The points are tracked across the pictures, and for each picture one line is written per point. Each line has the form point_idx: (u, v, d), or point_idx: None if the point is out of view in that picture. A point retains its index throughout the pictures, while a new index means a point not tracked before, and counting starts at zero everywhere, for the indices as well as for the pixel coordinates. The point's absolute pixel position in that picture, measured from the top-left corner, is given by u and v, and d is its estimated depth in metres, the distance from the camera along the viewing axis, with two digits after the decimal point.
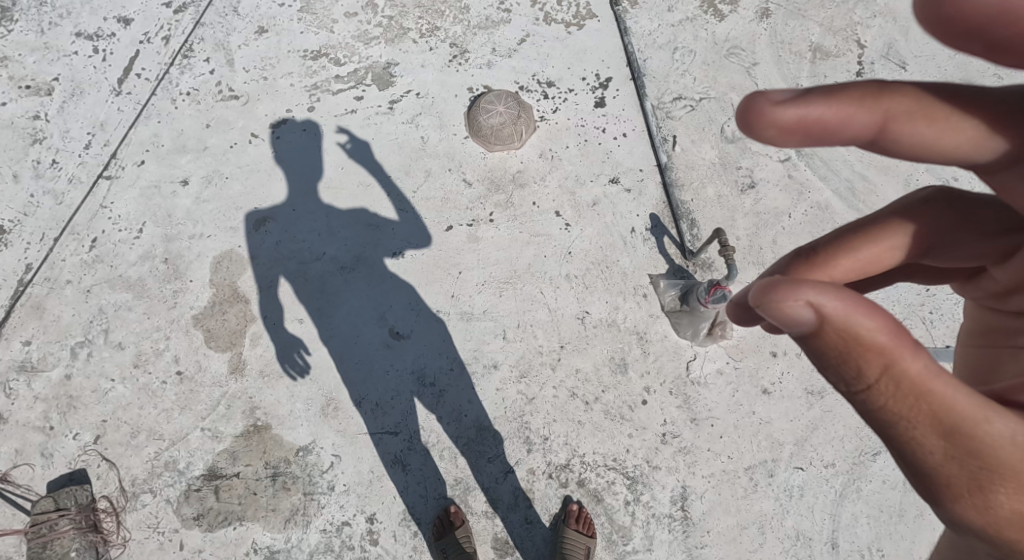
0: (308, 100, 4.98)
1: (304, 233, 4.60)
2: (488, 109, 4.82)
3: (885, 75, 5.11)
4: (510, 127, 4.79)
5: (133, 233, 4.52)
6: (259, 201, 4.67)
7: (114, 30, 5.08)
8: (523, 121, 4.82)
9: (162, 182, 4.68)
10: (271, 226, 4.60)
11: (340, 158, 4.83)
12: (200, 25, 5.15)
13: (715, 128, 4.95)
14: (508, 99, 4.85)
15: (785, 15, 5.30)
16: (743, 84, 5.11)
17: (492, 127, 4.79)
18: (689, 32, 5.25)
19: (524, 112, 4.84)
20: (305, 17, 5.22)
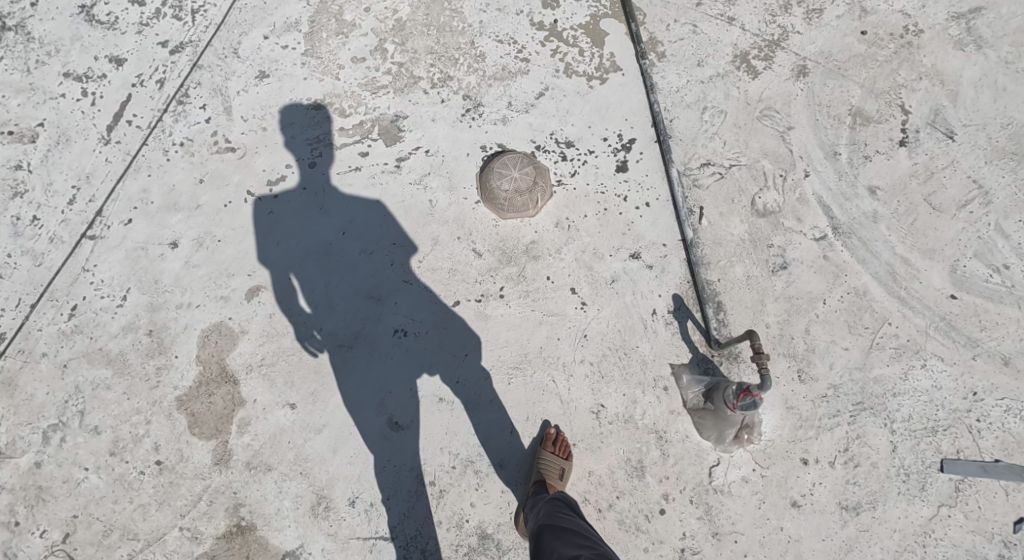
0: (309, 154, 4.63)
1: (299, 305, 4.27)
2: (501, 176, 4.48)
3: (931, 146, 4.71)
4: (526, 196, 4.46)
5: (116, 301, 4.20)
6: (253, 267, 4.34)
7: (105, 70, 4.75)
8: (539, 189, 4.50)
9: (149, 243, 4.35)
10: (265, 295, 4.27)
11: (342, 221, 4.49)
12: (197, 67, 4.80)
13: (745, 200, 4.59)
14: (523, 164, 4.52)
15: (824, 73, 4.89)
16: (777, 150, 4.72)
17: (505, 196, 4.46)
18: (720, 89, 4.86)
19: (540, 179, 4.51)
20: (309, 61, 4.85)
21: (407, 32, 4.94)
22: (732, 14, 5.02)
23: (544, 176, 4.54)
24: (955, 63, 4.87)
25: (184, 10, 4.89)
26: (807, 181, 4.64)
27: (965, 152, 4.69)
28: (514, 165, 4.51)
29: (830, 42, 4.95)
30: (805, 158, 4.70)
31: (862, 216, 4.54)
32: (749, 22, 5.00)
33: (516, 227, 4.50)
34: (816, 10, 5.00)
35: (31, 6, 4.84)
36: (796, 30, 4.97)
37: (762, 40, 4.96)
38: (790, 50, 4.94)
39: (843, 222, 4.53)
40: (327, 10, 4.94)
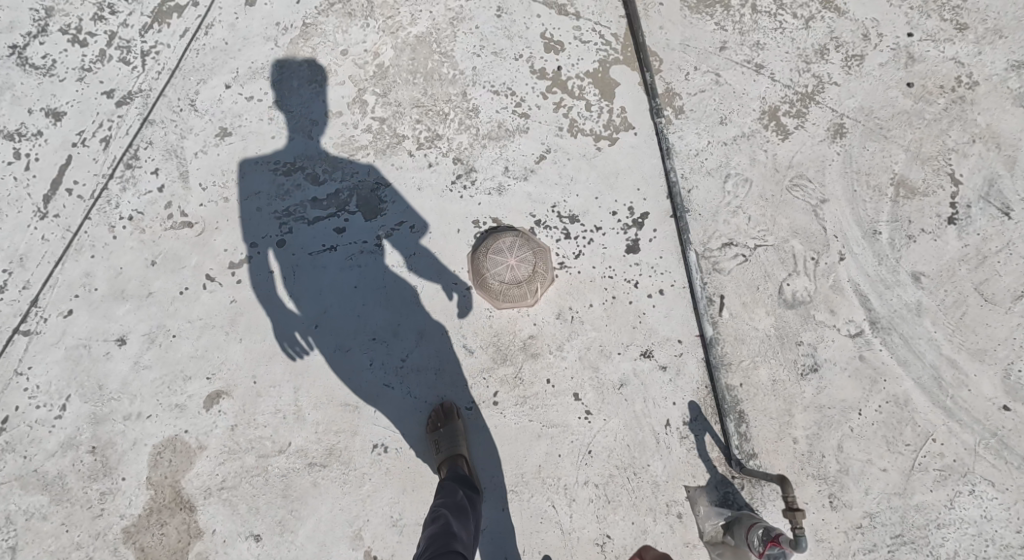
0: (278, 231, 4.06)
1: (265, 414, 3.80)
2: (495, 263, 3.89)
3: (984, 224, 4.13)
4: (523, 287, 3.89)
5: (54, 411, 3.76)
6: (213, 369, 3.84)
7: (41, 126, 4.13)
8: (539, 277, 3.93)
9: (92, 339, 3.85)
10: (226, 404, 3.80)
11: (314, 312, 3.96)
12: (148, 123, 4.16)
13: (772, 288, 4.04)
14: (521, 247, 3.92)
15: (864, 133, 4.28)
16: (808, 228, 4.14)
17: (499, 287, 3.89)
18: (745, 153, 4.27)
19: (539, 265, 3.93)
20: (278, 116, 4.21)
21: (390, 78, 4.28)
22: (760, 60, 4.39)
23: (543, 260, 3.96)
24: (1013, 123, 4.26)
25: (132, 51, 4.22)
26: (842, 265, 4.08)
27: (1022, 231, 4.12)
28: (510, 248, 3.89)
29: (871, 95, 4.33)
30: (841, 236, 4.13)
31: (904, 308, 4.00)
32: (779, 71, 4.37)
33: (513, 320, 3.97)
34: (856, 57, 4.38)
35: None
36: (832, 81, 4.35)
37: (794, 92, 4.34)
38: (825, 104, 4.33)
39: (882, 315, 3.99)
40: (297, 52, 4.27)
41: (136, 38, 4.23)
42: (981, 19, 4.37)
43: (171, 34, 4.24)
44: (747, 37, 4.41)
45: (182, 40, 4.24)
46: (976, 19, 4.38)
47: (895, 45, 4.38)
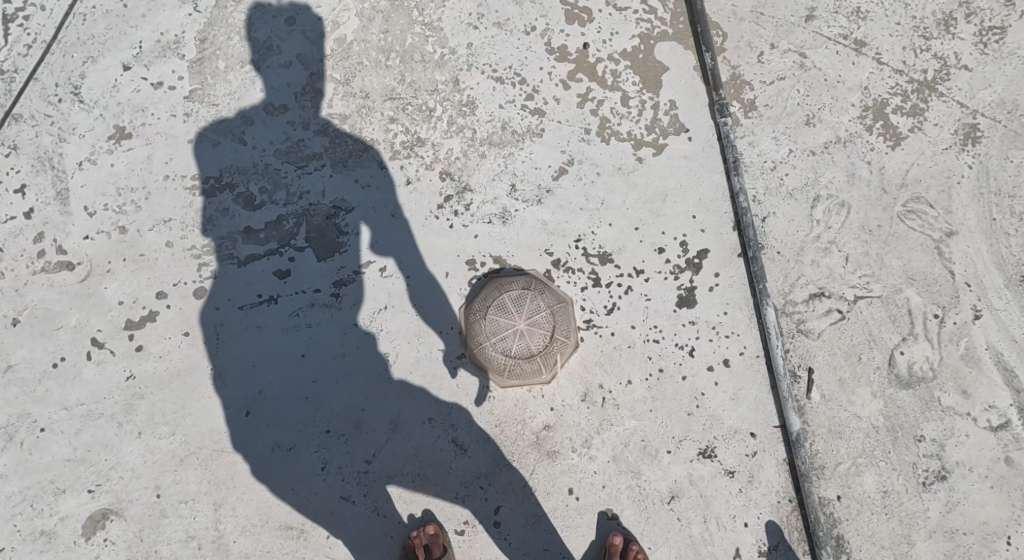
0: (195, 275, 2.93)
1: (172, 546, 2.80)
2: (500, 333, 2.76)
3: None
4: (537, 365, 2.80)
5: None
6: (98, 479, 2.81)
7: None
8: (559, 350, 2.83)
9: None
10: (114, 528, 2.79)
11: (245, 393, 2.88)
12: (13, 120, 2.99)
13: (880, 358, 2.94)
14: (537, 307, 2.78)
15: (1006, 138, 3.11)
16: (928, 274, 3.01)
17: (505, 365, 2.78)
18: (840, 165, 3.11)
19: (560, 333, 2.82)
20: (196, 110, 3.05)
21: (354, 60, 3.12)
22: (861, 35, 3.19)
23: (565, 324, 2.86)
24: None
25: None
26: (976, 326, 2.98)
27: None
28: (521, 310, 2.76)
29: (1015, 85, 3.14)
30: (975, 285, 3.01)
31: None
32: (887, 50, 3.17)
33: (522, 406, 2.91)
34: (994, 30, 3.17)
35: None
36: (961, 64, 3.15)
37: (908, 79, 3.15)
38: (952, 97, 3.13)
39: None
40: (226, 22, 3.10)
41: None
42: None
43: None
44: (843, 2, 3.21)
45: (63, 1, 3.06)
46: None
47: None
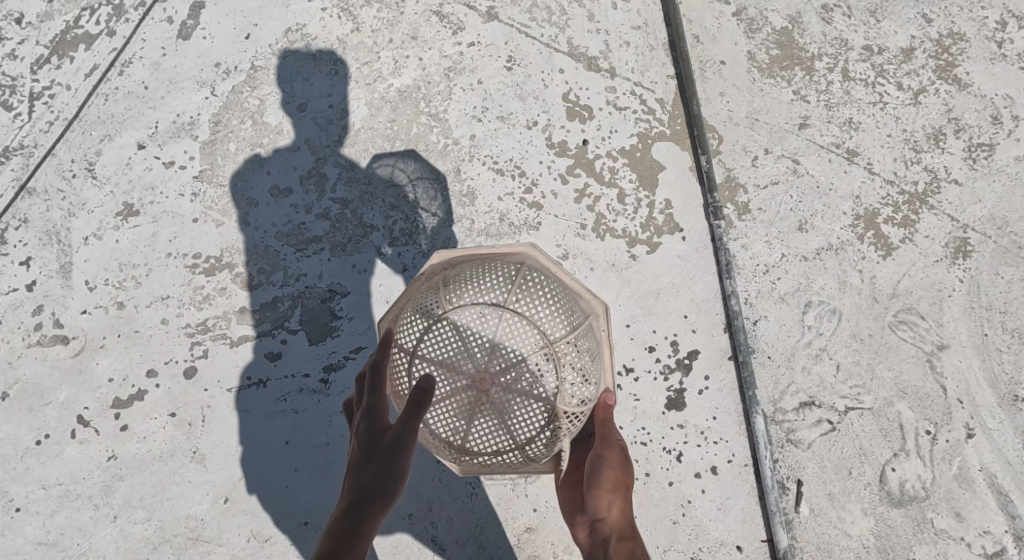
0: (187, 354, 2.91)
1: None
2: (456, 355, 2.89)
3: None
4: (507, 412, 2.85)
5: None
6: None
7: None
8: (544, 410, 2.81)
9: None
10: None
11: (225, 482, 2.83)
12: (25, 193, 2.97)
13: (872, 473, 2.99)
14: (517, 335, 2.89)
15: (997, 254, 3.17)
16: (920, 388, 3.07)
17: (454, 413, 2.83)
18: (832, 273, 3.15)
19: (561, 396, 2.79)
20: (203, 190, 3.04)
21: (363, 147, 3.13)
22: (854, 146, 3.24)
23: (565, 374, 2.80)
24: None
25: (15, 92, 3.04)
26: (969, 444, 3.03)
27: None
28: (489, 345, 2.91)
29: (1006, 202, 3.20)
30: (968, 402, 3.06)
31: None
32: (880, 161, 3.23)
33: (506, 507, 2.90)
34: (984, 146, 3.24)
35: None
36: (952, 178, 3.21)
37: (900, 192, 3.21)
38: (943, 211, 3.19)
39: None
40: (240, 103, 3.11)
41: (24, 76, 3.05)
42: None
43: (71, 71, 3.06)
44: (837, 111, 3.27)
45: (84, 80, 3.06)
46: None
47: None
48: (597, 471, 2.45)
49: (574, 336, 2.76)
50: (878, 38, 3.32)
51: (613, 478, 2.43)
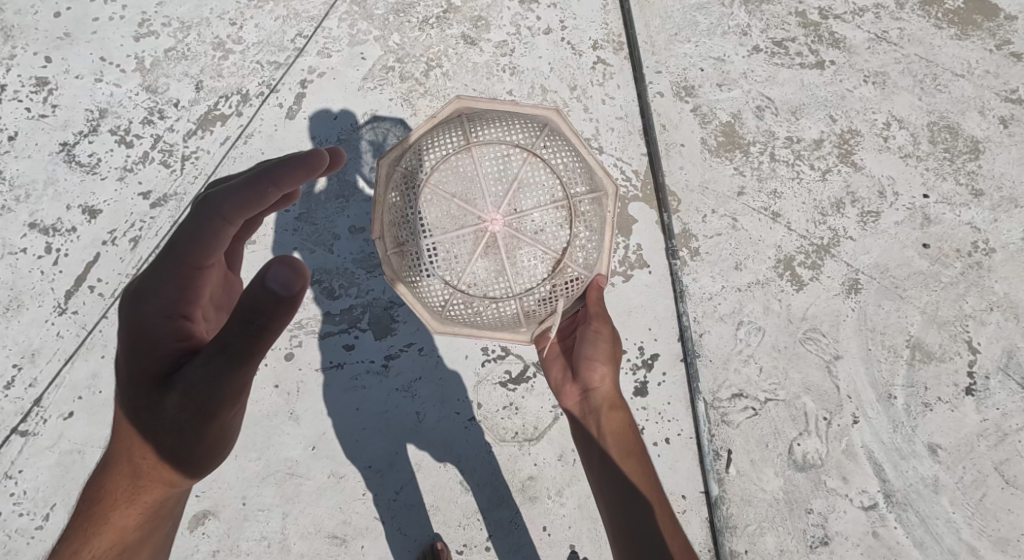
0: (287, 344, 4.06)
1: (248, 541, 3.93)
2: (477, 188, 3.35)
3: (1003, 399, 4.28)
4: (515, 257, 3.33)
5: (36, 520, 3.79)
6: (204, 486, 3.94)
7: (75, 223, 4.11)
8: (544, 260, 3.35)
9: (87, 446, 3.86)
10: (211, 525, 3.92)
11: (314, 434, 4.01)
12: (178, 226, 4.11)
13: (782, 446, 4.17)
14: (538, 187, 3.36)
15: (879, 291, 4.36)
16: (821, 386, 4.24)
17: (462, 239, 3.33)
18: (759, 300, 4.29)
19: (568, 252, 3.35)
20: (302, 227, 4.17)
21: None
22: (777, 209, 4.41)
23: (571, 227, 3.35)
24: None
25: (173, 155, 4.21)
26: (855, 428, 4.22)
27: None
28: (504, 132, 3.43)
29: (887, 253, 4.40)
30: (855, 397, 4.25)
31: (920, 482, 4.19)
32: (796, 221, 4.40)
33: (515, 461, 4.03)
34: (872, 213, 4.43)
35: (10, 140, 4.20)
36: (848, 236, 4.40)
37: (809, 243, 4.38)
38: (840, 258, 4.38)
39: (896, 487, 4.18)
40: None
41: (179, 143, 4.23)
42: (997, 186, 4.46)
43: (213, 140, 4.24)
44: (765, 184, 4.43)
45: (222, 147, 4.23)
46: (991, 185, 4.47)
47: (910, 205, 4.44)
48: (592, 343, 3.47)
49: (588, 194, 3.42)
50: (795, 132, 4.50)
51: (606, 351, 3.47)
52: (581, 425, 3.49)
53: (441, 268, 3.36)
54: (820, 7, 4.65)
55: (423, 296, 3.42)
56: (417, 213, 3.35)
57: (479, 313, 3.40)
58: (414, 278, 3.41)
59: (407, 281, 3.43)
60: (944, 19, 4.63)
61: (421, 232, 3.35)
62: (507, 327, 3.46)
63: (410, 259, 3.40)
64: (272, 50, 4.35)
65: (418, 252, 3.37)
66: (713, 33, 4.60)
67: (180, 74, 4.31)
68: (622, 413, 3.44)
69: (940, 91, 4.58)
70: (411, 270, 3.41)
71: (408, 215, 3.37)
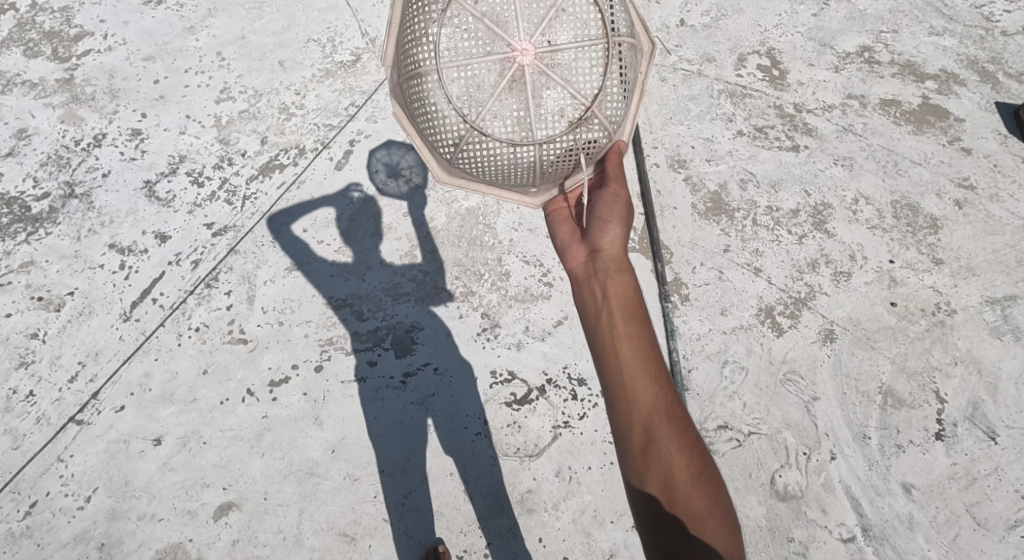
0: (319, 356, 4.57)
1: (266, 534, 4.29)
2: (511, 14, 3.77)
3: (969, 444, 4.55)
4: (561, 14, 3.79)
5: (78, 501, 4.30)
6: (231, 479, 4.37)
7: (148, 245, 4.72)
8: (570, 104, 3.88)
9: (133, 436, 4.42)
10: (234, 516, 4.31)
11: (334, 437, 4.46)
12: (233, 252, 4.71)
13: (765, 476, 4.49)
14: (575, 21, 3.81)
15: (852, 342, 4.72)
16: (799, 423, 4.58)
17: (490, 69, 3.80)
18: (743, 342, 4.69)
19: (593, 102, 3.89)
20: (340, 258, 4.72)
21: (439, 239, 4.78)
22: (758, 264, 4.83)
23: (603, 77, 3.87)
24: (992, 353, 4.71)
25: (237, 195, 4.83)
26: (832, 463, 4.53)
27: (1008, 456, 4.52)
28: None
29: (858, 308, 4.78)
30: (832, 436, 4.57)
31: (895, 519, 4.44)
32: (776, 276, 4.81)
33: (515, 474, 4.44)
34: (844, 273, 4.84)
35: (101, 176, 4.85)
36: (823, 291, 4.80)
37: (787, 296, 4.78)
38: (817, 310, 4.77)
39: (873, 521, 4.43)
40: (368, 209, 4.81)
41: (242, 185, 4.85)
42: (955, 257, 4.86)
43: (271, 184, 4.85)
44: (748, 243, 4.87)
45: (278, 190, 4.84)
46: (950, 256, 4.87)
47: (878, 269, 4.84)
48: (607, 211, 4.05)
49: (620, 42, 3.90)
50: (774, 202, 4.95)
51: (618, 217, 4.04)
52: (587, 284, 4.01)
53: (464, 99, 3.85)
54: (795, 102, 5.20)
55: (441, 125, 3.93)
56: (446, 38, 3.80)
57: (492, 152, 3.94)
58: (436, 107, 3.90)
59: (428, 106, 3.91)
60: (902, 118, 5.16)
61: (448, 54, 3.80)
62: (521, 169, 4.03)
63: (433, 85, 3.86)
64: (327, 115, 5.01)
65: (443, 79, 3.82)
66: (703, 118, 5.13)
67: (250, 131, 4.98)
68: (626, 279, 3.92)
69: (901, 176, 5.04)
70: (434, 95, 3.87)
71: (437, 37, 3.80)
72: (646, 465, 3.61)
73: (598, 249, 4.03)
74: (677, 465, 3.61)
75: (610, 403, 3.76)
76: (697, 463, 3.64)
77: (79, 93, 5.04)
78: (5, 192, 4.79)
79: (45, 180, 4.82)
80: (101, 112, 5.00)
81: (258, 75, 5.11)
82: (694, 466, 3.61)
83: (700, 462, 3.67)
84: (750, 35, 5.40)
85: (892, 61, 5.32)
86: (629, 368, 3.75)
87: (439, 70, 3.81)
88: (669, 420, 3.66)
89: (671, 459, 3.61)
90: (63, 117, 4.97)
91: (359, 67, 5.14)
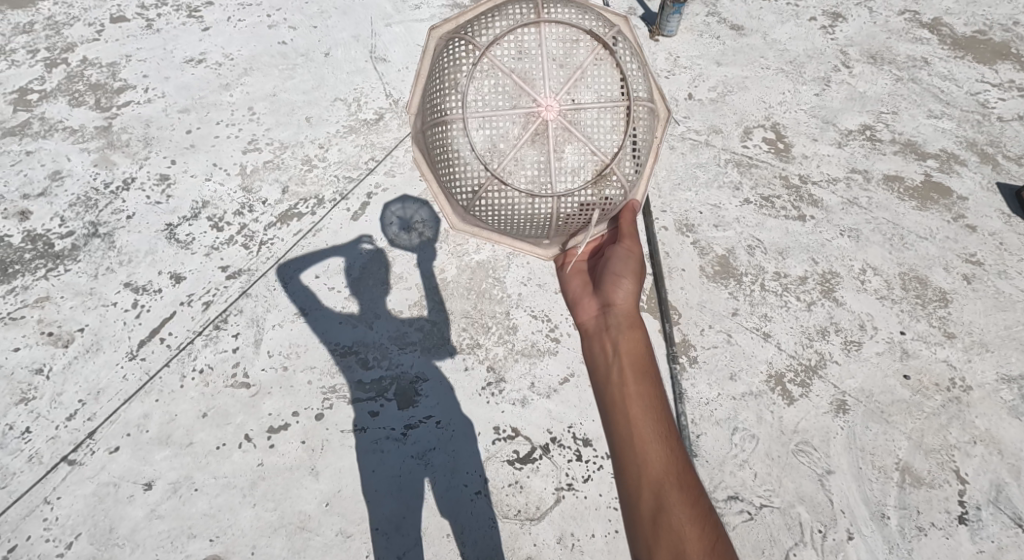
0: (320, 404, 4.50)
1: None
2: (539, 72, 3.95)
3: (995, 529, 4.31)
4: (586, 74, 3.97)
5: (59, 547, 4.13)
6: (219, 530, 4.21)
7: (163, 285, 4.80)
8: (590, 161, 4.01)
9: (123, 480, 4.30)
10: None
11: (330, 490, 4.31)
12: (245, 295, 4.77)
13: (778, 553, 4.25)
14: (598, 82, 3.99)
15: (865, 412, 4.60)
16: (813, 496, 4.38)
17: (515, 122, 3.94)
18: (752, 409, 4.58)
19: (613, 160, 4.02)
20: (349, 306, 4.76)
21: (447, 291, 4.82)
22: (767, 329, 4.80)
23: (623, 137, 4.02)
24: (1011, 431, 4.56)
25: (253, 240, 4.95)
26: (850, 543, 4.29)
27: None
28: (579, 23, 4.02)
29: (870, 379, 4.69)
30: (849, 513, 4.35)
31: None
32: (785, 342, 4.77)
33: (515, 537, 4.24)
34: (854, 342, 4.79)
35: (126, 218, 5.01)
36: (833, 359, 4.74)
37: (797, 362, 4.72)
38: (827, 378, 4.69)
39: None
40: (380, 260, 4.90)
41: (259, 231, 4.98)
42: (967, 331, 4.81)
43: (288, 231, 4.98)
44: (756, 308, 4.86)
45: (294, 237, 4.96)
46: (961, 330, 4.83)
47: (889, 338, 4.80)
48: (620, 266, 4.09)
49: (640, 106, 4.08)
50: (781, 269, 4.99)
51: (631, 273, 4.08)
52: (598, 340, 4.03)
53: (487, 149, 3.98)
54: (800, 174, 5.36)
55: (463, 173, 4.05)
56: (474, 90, 3.96)
57: (510, 201, 4.04)
58: (458, 154, 4.03)
59: (452, 154, 4.05)
60: (906, 194, 5.28)
61: (475, 106, 3.96)
62: (537, 222, 4.12)
63: (457, 134, 4.01)
64: (347, 169, 5.21)
65: (468, 129, 3.97)
66: (710, 185, 5.28)
67: (272, 180, 5.17)
68: (637, 336, 3.94)
69: (907, 250, 5.09)
70: (458, 143, 4.01)
71: (465, 89, 3.97)
72: (654, 534, 3.53)
73: (612, 307, 4.07)
74: (687, 534, 3.52)
75: (617, 463, 3.72)
76: (709, 533, 3.53)
77: (115, 140, 5.30)
78: (31, 230, 4.94)
79: (72, 221, 4.98)
80: (133, 159, 5.23)
81: (285, 129, 5.37)
82: (705, 537, 3.51)
83: (713, 531, 3.56)
84: (755, 111, 5.64)
85: (893, 140, 5.52)
86: (637, 430, 3.71)
87: (465, 120, 3.97)
88: (679, 486, 3.59)
89: (682, 530, 3.52)
90: (97, 162, 5.21)
91: (381, 126, 5.40)
